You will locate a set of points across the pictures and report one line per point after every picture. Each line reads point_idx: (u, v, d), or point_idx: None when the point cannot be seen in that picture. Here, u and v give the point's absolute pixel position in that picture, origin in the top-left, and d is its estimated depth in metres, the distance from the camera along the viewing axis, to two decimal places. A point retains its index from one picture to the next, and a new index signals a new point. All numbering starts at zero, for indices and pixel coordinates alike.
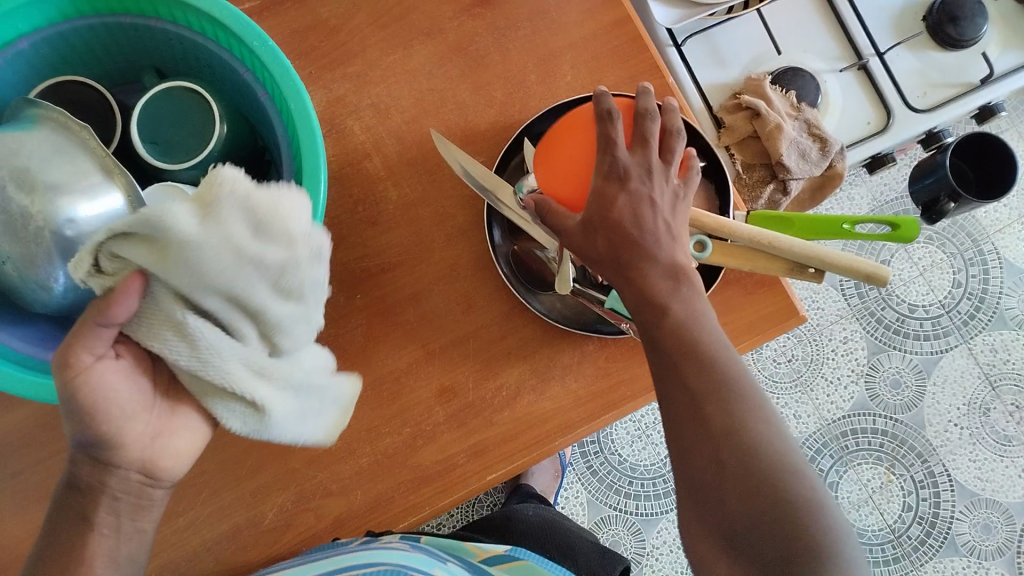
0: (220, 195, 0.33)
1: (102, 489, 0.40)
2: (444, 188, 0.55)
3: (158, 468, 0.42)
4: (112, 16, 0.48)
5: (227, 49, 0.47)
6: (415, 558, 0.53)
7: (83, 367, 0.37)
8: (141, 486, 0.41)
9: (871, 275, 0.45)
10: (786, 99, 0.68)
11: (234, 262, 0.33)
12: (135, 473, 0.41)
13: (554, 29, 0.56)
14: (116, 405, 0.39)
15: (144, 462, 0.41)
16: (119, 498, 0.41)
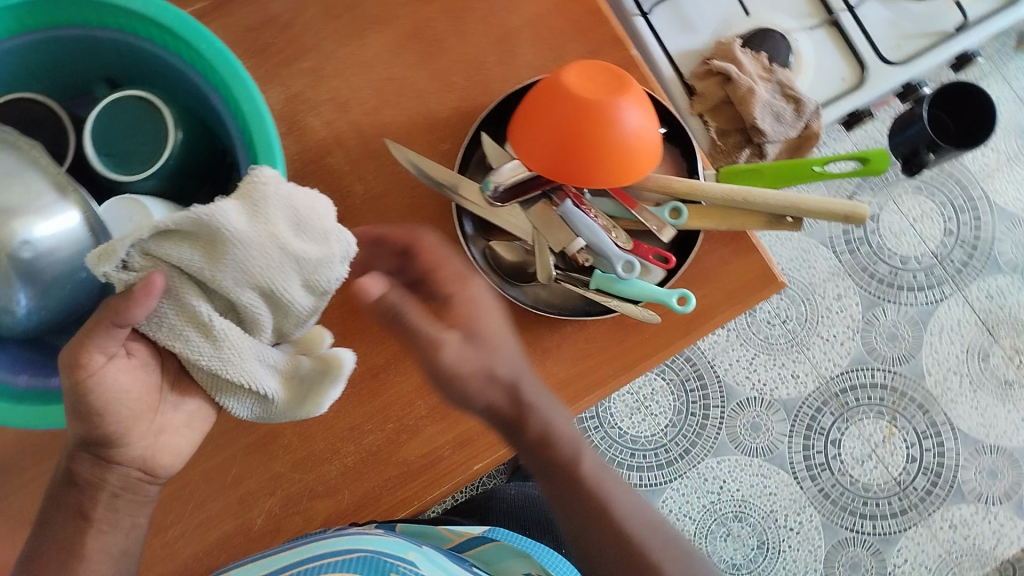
0: (267, 195, 0.37)
1: (101, 485, 0.42)
2: (410, 178, 0.53)
3: (156, 465, 0.43)
4: (56, 28, 0.47)
5: (177, 54, 0.46)
6: (387, 543, 0.49)
7: (95, 367, 0.38)
8: (138, 482, 0.43)
9: (850, 214, 0.47)
10: (759, 61, 0.66)
11: (275, 256, 0.37)
12: (135, 470, 0.42)
13: (510, 8, 0.54)
14: (122, 402, 0.40)
15: (144, 459, 0.42)
16: (117, 494, 0.42)
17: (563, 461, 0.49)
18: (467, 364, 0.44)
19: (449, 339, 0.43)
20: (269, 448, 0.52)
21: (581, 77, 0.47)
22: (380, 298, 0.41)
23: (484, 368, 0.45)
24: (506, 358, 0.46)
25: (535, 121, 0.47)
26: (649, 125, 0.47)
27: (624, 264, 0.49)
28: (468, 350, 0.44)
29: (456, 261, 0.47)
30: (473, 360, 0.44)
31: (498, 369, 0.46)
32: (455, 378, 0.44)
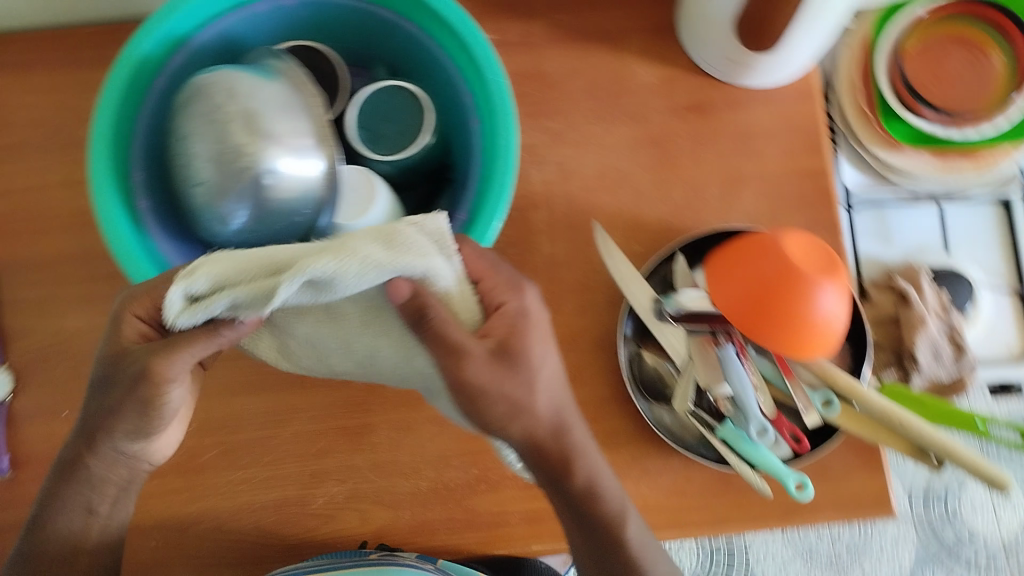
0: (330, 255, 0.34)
1: (103, 476, 0.43)
2: (593, 261, 0.55)
3: (160, 456, 0.45)
4: (372, 5, 0.52)
5: (460, 70, 0.51)
6: None
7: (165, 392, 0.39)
8: (137, 471, 0.45)
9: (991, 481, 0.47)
10: (938, 297, 0.68)
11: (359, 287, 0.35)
12: (140, 464, 0.44)
13: (750, 156, 0.57)
14: (170, 412, 0.41)
15: (155, 454, 0.45)
16: (118, 483, 0.44)
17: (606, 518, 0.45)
18: (509, 399, 0.39)
19: (475, 353, 0.38)
20: (360, 438, 0.53)
21: (800, 248, 0.48)
22: (408, 301, 0.37)
23: (512, 409, 0.40)
24: (545, 390, 0.41)
25: (739, 265, 0.49)
26: (840, 316, 0.47)
27: (757, 428, 0.49)
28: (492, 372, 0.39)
29: (503, 271, 0.41)
30: (509, 387, 0.39)
31: (537, 403, 0.40)
32: (480, 397, 0.39)
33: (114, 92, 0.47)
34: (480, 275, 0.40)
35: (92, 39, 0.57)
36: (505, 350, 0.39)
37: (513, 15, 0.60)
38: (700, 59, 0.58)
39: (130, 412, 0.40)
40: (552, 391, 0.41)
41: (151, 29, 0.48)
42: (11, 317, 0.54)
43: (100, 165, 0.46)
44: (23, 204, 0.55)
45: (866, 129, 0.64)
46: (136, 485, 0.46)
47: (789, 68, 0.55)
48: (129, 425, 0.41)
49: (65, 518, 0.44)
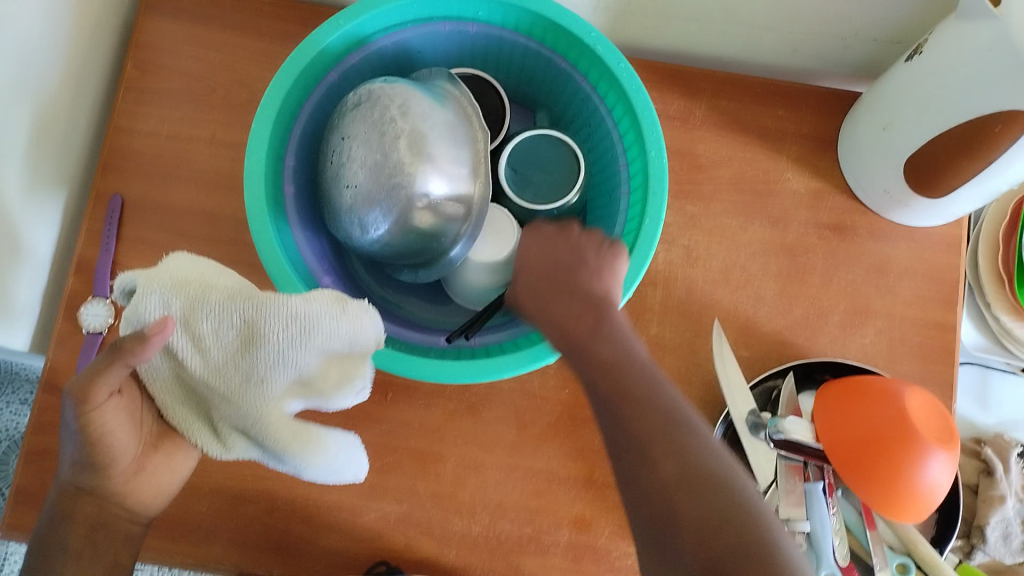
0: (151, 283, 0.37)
1: (80, 514, 0.40)
2: (698, 355, 0.54)
3: (137, 502, 0.41)
4: (552, 53, 0.51)
5: (621, 136, 0.50)
6: None
7: (99, 402, 0.36)
8: (119, 518, 0.41)
9: None
10: (1022, 477, 0.66)
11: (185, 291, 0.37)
12: (116, 505, 0.40)
13: (880, 291, 0.56)
14: (117, 443, 0.38)
15: (123, 493, 0.40)
16: (98, 528, 0.40)
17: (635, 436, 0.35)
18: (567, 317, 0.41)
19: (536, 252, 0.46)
20: (427, 466, 0.53)
21: (920, 405, 0.46)
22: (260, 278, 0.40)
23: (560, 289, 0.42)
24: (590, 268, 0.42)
25: (852, 405, 0.47)
26: (943, 485, 0.46)
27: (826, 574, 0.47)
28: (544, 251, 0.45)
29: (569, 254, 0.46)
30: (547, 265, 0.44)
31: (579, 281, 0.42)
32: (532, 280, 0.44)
33: (288, 79, 0.47)
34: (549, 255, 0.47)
35: (276, 11, 0.59)
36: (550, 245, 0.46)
37: (678, 87, 0.58)
38: (854, 181, 0.56)
39: (79, 449, 0.38)
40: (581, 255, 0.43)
41: (341, 25, 0.48)
42: (130, 254, 0.55)
43: (258, 146, 0.46)
44: (170, 151, 0.57)
45: (996, 290, 0.62)
46: (109, 535, 0.41)
47: (947, 214, 0.53)
48: (74, 453, 0.38)
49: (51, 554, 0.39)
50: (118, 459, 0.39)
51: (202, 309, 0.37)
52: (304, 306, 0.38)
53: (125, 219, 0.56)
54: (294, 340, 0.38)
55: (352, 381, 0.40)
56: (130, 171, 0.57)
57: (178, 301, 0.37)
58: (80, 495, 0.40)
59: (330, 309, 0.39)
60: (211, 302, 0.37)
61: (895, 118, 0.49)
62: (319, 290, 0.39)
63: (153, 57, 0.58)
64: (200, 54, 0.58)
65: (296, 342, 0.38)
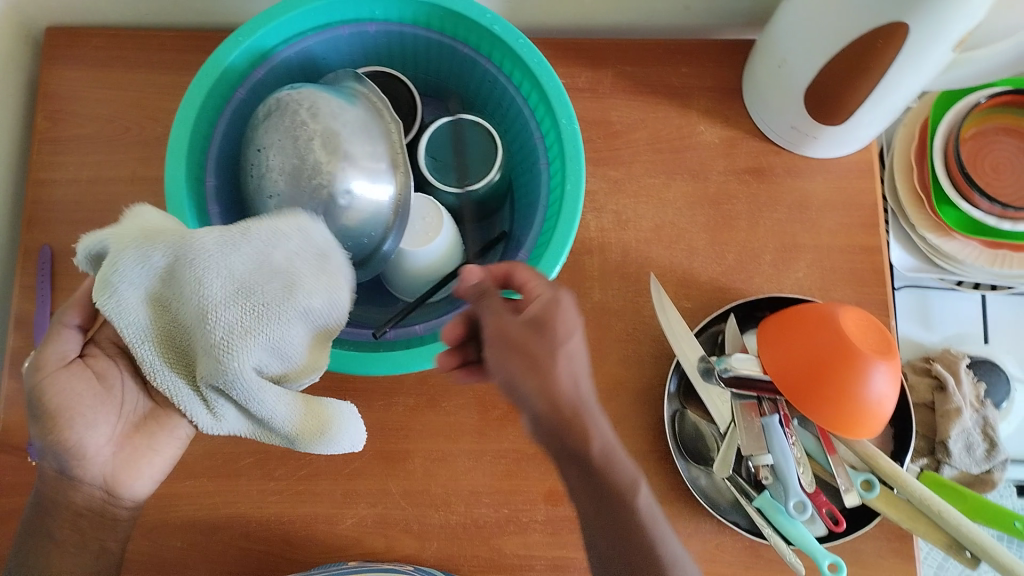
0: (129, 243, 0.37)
1: (64, 505, 0.41)
2: (642, 313, 0.56)
3: (119, 486, 0.42)
4: (454, 41, 0.52)
5: (532, 110, 0.51)
6: None
7: (50, 367, 0.40)
8: (102, 504, 0.42)
9: None
10: (975, 389, 0.68)
11: (168, 244, 0.37)
12: (96, 491, 0.41)
13: (806, 226, 0.57)
14: (88, 421, 0.40)
15: (106, 479, 0.41)
16: (81, 516, 0.41)
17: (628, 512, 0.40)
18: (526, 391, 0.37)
19: (506, 316, 0.37)
20: (395, 464, 0.53)
21: (856, 323, 0.48)
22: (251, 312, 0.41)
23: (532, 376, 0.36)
24: (574, 366, 0.37)
25: (793, 333, 0.49)
26: (892, 398, 0.47)
27: (795, 502, 0.48)
28: (525, 331, 0.36)
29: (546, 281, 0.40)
30: (533, 351, 0.36)
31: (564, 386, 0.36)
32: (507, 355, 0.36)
33: (195, 100, 0.47)
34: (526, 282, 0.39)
35: (177, 43, 0.59)
36: (540, 317, 0.37)
37: (583, 60, 0.60)
38: (763, 124, 0.58)
39: (47, 433, 0.40)
40: (577, 362, 0.37)
41: (241, 41, 0.48)
42: (66, 302, 0.55)
43: (175, 169, 0.46)
44: (93, 195, 0.57)
45: (917, 210, 0.64)
46: (86, 523, 0.42)
47: (853, 140, 0.55)
48: (44, 437, 0.40)
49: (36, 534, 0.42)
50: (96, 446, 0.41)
51: (183, 256, 0.37)
52: (294, 255, 0.38)
53: (56, 268, 0.56)
54: (279, 286, 0.37)
55: (318, 366, 0.40)
56: (54, 221, 0.56)
57: (161, 253, 0.37)
58: (64, 487, 0.41)
59: (307, 260, 0.38)
60: (196, 253, 0.37)
61: (788, 54, 0.51)
62: (307, 240, 0.39)
63: (62, 105, 0.58)
64: (109, 95, 0.58)
65: (281, 287, 0.37)
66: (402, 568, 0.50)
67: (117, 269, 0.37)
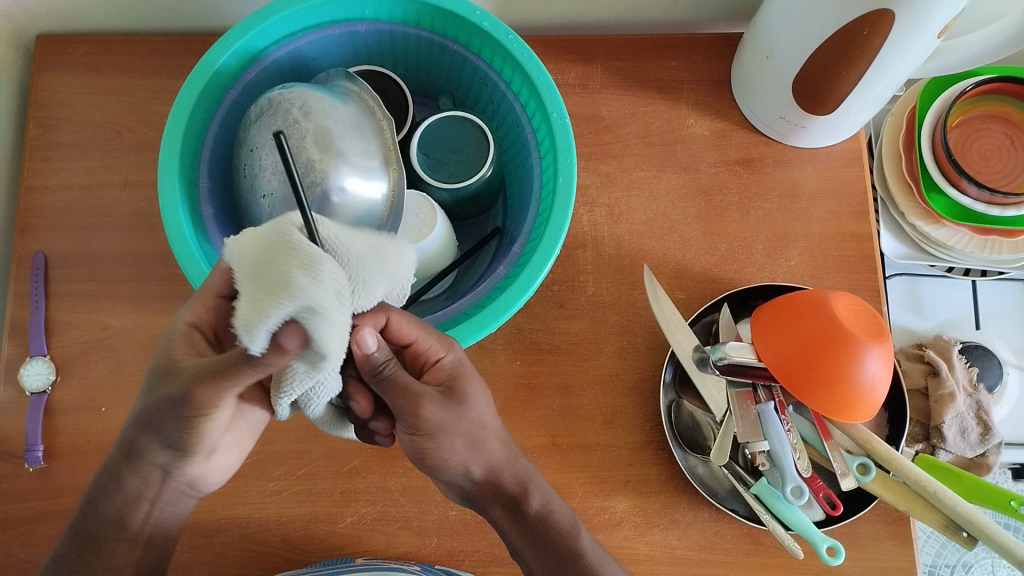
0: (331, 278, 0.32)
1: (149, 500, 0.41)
2: (637, 305, 0.56)
3: (202, 482, 0.43)
4: (444, 38, 0.53)
5: (523, 105, 0.52)
6: None
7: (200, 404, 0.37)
8: (183, 496, 0.43)
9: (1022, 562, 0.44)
10: (967, 373, 0.69)
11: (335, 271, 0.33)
12: (183, 487, 0.42)
13: (797, 215, 0.58)
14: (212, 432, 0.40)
15: (195, 477, 0.42)
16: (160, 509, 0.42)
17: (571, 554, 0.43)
18: (444, 463, 0.42)
19: (427, 395, 0.40)
20: (393, 461, 0.53)
21: (848, 308, 0.48)
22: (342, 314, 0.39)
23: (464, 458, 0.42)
24: (489, 426, 0.43)
25: (785, 319, 0.49)
26: (885, 382, 0.47)
27: (793, 487, 0.48)
28: (445, 410, 0.40)
29: (431, 332, 0.42)
30: (453, 432, 0.41)
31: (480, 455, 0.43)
32: (434, 439, 0.41)
33: (188, 101, 0.47)
34: (413, 338, 0.42)
35: (168, 47, 0.59)
36: (453, 389, 0.41)
37: (572, 57, 0.61)
38: (752, 115, 0.58)
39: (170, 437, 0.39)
40: (489, 419, 0.43)
41: (232, 43, 0.48)
42: (62, 308, 0.55)
43: (169, 170, 0.46)
44: (87, 200, 0.57)
45: (906, 197, 0.65)
46: (171, 510, 0.43)
47: (841, 128, 0.56)
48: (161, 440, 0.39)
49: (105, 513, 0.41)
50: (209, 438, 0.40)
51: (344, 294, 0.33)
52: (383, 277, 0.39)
53: (51, 275, 0.56)
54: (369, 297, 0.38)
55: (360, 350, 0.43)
56: (48, 227, 0.56)
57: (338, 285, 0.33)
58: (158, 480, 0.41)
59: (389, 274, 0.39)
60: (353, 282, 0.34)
61: (774, 46, 0.52)
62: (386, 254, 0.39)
63: (54, 112, 0.58)
64: (101, 101, 0.58)
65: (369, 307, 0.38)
66: (408, 566, 0.50)
67: (321, 317, 0.31)
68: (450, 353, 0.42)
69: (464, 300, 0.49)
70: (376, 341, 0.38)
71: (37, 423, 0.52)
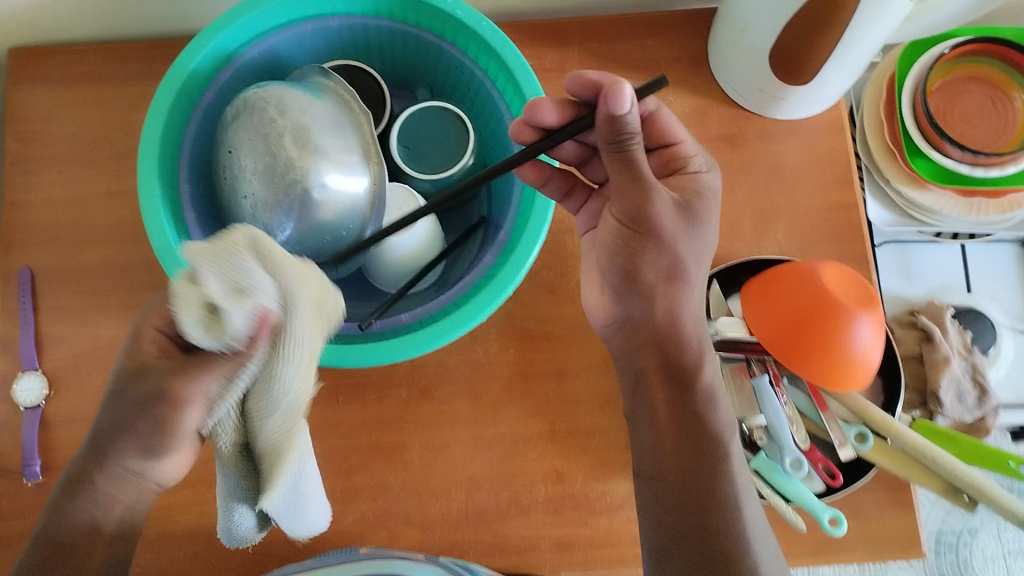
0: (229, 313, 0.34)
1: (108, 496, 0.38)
2: None
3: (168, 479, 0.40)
4: (417, 28, 0.52)
5: (501, 92, 0.51)
6: None
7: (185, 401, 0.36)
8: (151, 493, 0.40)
9: None
10: (962, 337, 0.69)
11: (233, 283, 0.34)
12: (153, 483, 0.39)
13: (783, 188, 0.58)
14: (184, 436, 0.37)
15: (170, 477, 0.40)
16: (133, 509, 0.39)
17: (715, 433, 0.42)
18: (656, 292, 0.41)
19: (666, 196, 0.40)
20: (391, 457, 0.53)
21: (838, 278, 0.48)
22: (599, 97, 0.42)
23: (673, 268, 0.41)
24: (702, 266, 0.42)
25: (776, 292, 0.49)
26: (878, 348, 0.47)
27: (792, 460, 0.49)
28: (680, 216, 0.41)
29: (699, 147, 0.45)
30: (682, 245, 0.41)
31: (694, 272, 0.42)
32: (647, 242, 0.40)
33: (162, 107, 0.47)
34: (682, 139, 0.45)
35: (141, 54, 0.59)
36: (689, 207, 0.42)
37: (548, 41, 0.60)
38: (732, 90, 0.58)
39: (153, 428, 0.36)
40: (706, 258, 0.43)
41: (204, 45, 0.48)
42: (51, 322, 0.54)
43: (148, 176, 0.46)
44: (68, 213, 0.56)
45: (892, 165, 0.65)
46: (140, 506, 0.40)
47: (822, 98, 0.56)
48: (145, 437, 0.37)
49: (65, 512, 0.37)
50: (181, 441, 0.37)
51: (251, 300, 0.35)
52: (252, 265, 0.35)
53: (37, 289, 0.55)
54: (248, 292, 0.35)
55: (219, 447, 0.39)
56: (32, 241, 0.56)
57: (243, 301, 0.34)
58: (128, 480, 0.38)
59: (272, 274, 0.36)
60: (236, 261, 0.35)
61: (749, 18, 0.51)
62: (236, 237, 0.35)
63: (31, 125, 0.58)
64: (76, 112, 0.58)
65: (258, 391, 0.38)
66: (411, 555, 0.50)
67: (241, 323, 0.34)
68: (707, 170, 0.45)
69: (454, 290, 0.49)
70: (629, 103, 0.36)
71: (32, 439, 0.52)
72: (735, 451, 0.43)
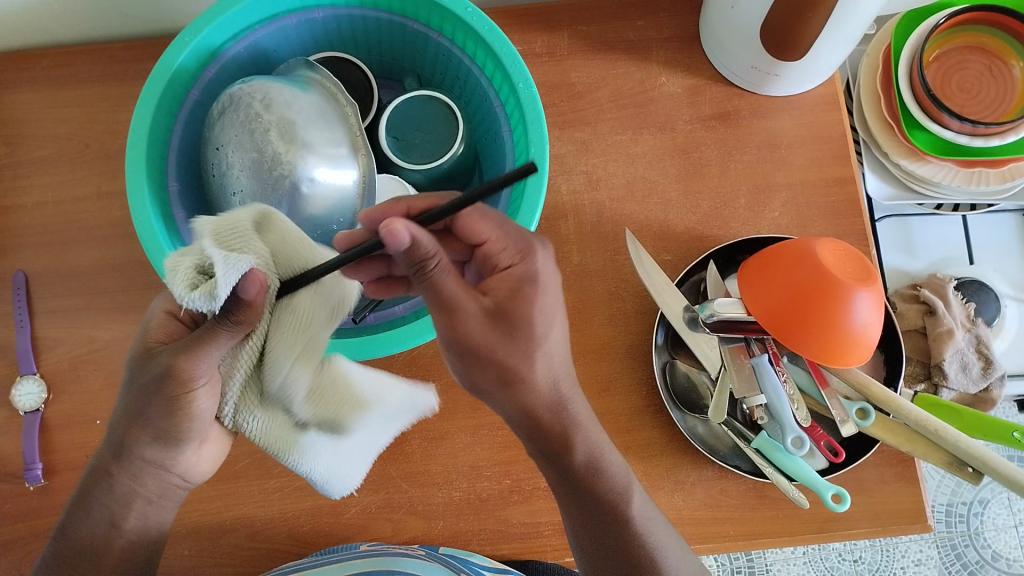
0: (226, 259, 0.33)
1: (140, 492, 0.42)
2: (624, 271, 0.55)
3: (194, 473, 0.45)
4: (402, 17, 0.52)
5: (489, 79, 0.51)
6: None
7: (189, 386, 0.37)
8: (173, 488, 0.44)
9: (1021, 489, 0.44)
10: (965, 309, 0.68)
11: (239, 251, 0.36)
12: (174, 479, 0.43)
13: (778, 165, 0.57)
14: (196, 420, 0.39)
15: (187, 466, 0.43)
16: (151, 500, 0.43)
17: (612, 497, 0.41)
18: (506, 393, 0.37)
19: (470, 310, 0.35)
20: (393, 449, 0.53)
21: (834, 254, 0.47)
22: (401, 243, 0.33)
23: (504, 376, 0.36)
24: (545, 358, 0.37)
25: (771, 271, 0.48)
26: (876, 324, 0.47)
27: (793, 438, 0.49)
28: (492, 330, 0.35)
29: (512, 231, 0.39)
30: (504, 355, 0.36)
31: (534, 371, 0.37)
32: (478, 356, 0.36)
33: (148, 106, 0.47)
34: (487, 237, 0.39)
35: (128, 54, 0.58)
36: (504, 310, 0.36)
37: (535, 25, 0.60)
38: (724, 68, 0.58)
39: (160, 415, 0.39)
40: (557, 353, 0.38)
41: (188, 41, 0.47)
42: (47, 325, 0.55)
43: (136, 176, 0.46)
44: (60, 215, 0.56)
45: (888, 137, 0.64)
46: (165, 501, 0.44)
47: (813, 73, 0.55)
48: (155, 425, 0.39)
49: (91, 511, 0.42)
50: (193, 425, 0.40)
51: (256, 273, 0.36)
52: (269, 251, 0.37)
53: (33, 293, 0.55)
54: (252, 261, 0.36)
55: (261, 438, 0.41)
56: (25, 246, 0.56)
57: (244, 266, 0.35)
58: (147, 470, 0.42)
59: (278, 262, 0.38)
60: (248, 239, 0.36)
61: None
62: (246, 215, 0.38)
63: (20, 129, 0.58)
64: (64, 113, 0.58)
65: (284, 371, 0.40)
66: (411, 551, 0.51)
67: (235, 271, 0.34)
68: (523, 254, 0.37)
69: None
70: (405, 232, 0.33)
71: (33, 442, 0.52)
72: (640, 511, 0.42)
